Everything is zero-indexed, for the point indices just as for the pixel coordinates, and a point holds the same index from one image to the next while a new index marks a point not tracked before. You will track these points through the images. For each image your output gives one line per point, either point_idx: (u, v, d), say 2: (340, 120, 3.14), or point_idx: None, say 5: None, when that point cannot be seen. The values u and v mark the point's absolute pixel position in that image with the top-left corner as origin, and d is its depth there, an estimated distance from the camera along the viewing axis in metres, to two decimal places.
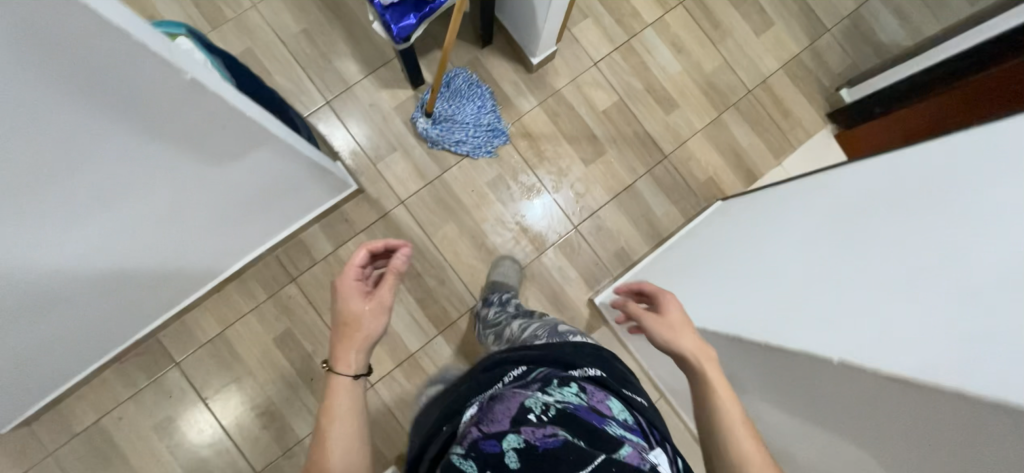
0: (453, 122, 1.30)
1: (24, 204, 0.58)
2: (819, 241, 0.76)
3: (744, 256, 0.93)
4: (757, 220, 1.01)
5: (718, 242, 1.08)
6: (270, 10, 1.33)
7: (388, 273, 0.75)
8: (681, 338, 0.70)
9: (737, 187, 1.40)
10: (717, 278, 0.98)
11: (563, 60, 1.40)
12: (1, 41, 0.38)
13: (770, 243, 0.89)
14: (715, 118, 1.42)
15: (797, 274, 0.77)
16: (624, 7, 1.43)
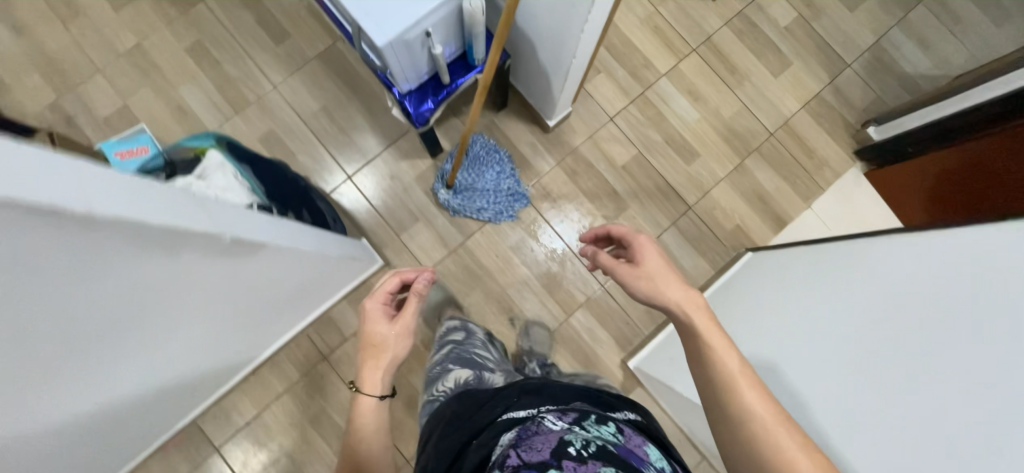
0: (474, 191, 1.31)
1: (91, 373, 0.61)
2: (848, 318, 0.75)
3: (776, 324, 0.92)
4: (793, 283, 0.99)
5: (755, 305, 1.06)
6: (290, 90, 1.37)
7: (413, 298, 0.80)
8: (663, 289, 0.67)
9: (766, 234, 1.36)
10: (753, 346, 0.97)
11: (579, 117, 1.39)
12: (73, 281, 0.42)
13: (803, 311, 0.87)
14: (738, 165, 1.39)
15: (823, 350, 0.76)
16: (637, 58, 1.42)
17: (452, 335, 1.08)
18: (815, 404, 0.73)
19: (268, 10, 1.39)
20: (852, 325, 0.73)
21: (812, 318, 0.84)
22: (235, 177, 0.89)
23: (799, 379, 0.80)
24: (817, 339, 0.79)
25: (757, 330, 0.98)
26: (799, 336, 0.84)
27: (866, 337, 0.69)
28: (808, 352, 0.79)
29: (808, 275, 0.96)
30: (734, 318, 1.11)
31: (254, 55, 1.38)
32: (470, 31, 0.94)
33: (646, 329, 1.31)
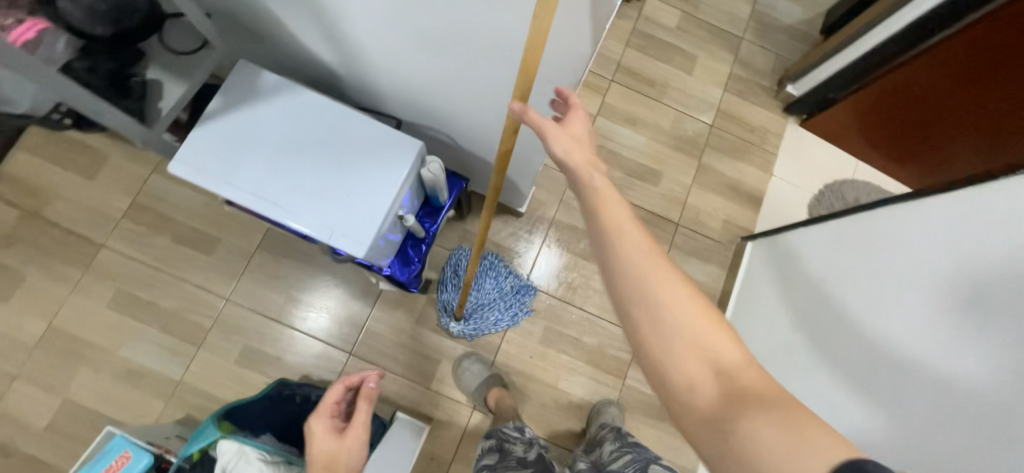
0: (482, 307, 1.26)
1: None
2: (867, 307, 0.88)
3: (829, 298, 0.98)
4: (810, 267, 1.08)
5: (781, 295, 1.15)
6: (245, 295, 1.24)
7: (363, 407, 0.75)
8: (573, 156, 0.54)
9: (752, 215, 1.42)
10: (784, 343, 1.08)
11: (542, 187, 1.38)
12: None
13: (827, 306, 0.98)
14: (698, 166, 1.44)
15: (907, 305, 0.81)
16: None
17: (486, 456, 0.96)
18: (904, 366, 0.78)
19: (183, 225, 1.25)
20: (895, 298, 0.84)
21: (876, 277, 0.89)
22: (268, 461, 0.76)
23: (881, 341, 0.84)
24: (851, 337, 0.90)
25: (788, 326, 1.08)
26: (869, 294, 0.89)
27: (903, 338, 0.80)
28: (844, 350, 0.91)
29: (837, 242, 1.03)
30: (775, 308, 1.15)
31: (189, 276, 1.23)
32: (433, 187, 0.89)
33: None
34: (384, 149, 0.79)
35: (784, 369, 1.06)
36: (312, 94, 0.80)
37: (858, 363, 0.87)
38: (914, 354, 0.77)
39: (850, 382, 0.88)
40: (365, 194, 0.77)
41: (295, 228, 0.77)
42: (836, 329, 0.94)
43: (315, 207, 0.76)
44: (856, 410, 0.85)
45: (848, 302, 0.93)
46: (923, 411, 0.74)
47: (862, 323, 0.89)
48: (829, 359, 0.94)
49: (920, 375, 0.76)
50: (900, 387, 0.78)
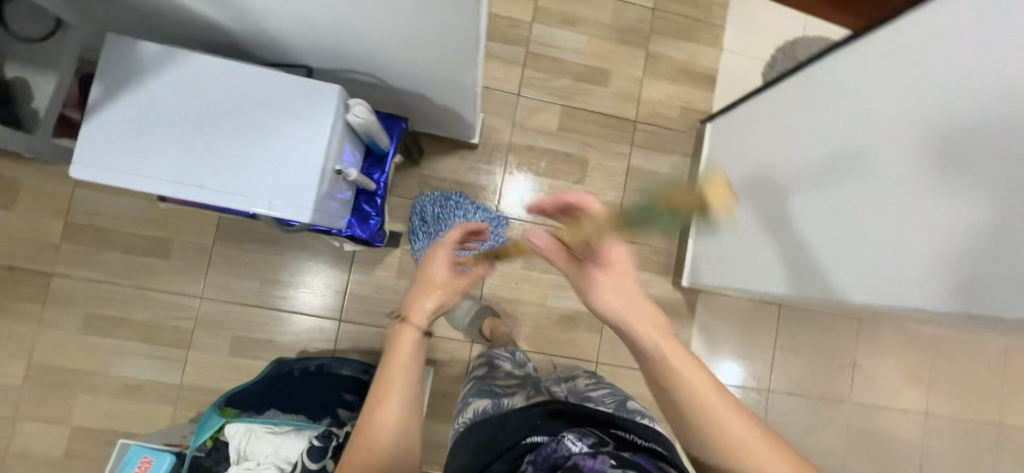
0: None
1: None
2: (796, 175, 0.96)
3: (765, 173, 1.06)
4: (757, 147, 1.10)
5: (739, 171, 1.16)
6: (219, 289, 1.21)
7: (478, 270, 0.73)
8: (613, 305, 0.60)
9: (708, 97, 1.39)
10: (744, 215, 1.12)
11: (492, 114, 1.31)
12: None
13: (781, 174, 1.01)
14: (647, 55, 1.37)
15: (827, 165, 0.89)
16: (499, 23, 1.33)
17: (477, 369, 1.04)
18: (830, 220, 0.88)
19: (128, 234, 1.19)
20: (815, 161, 0.91)
21: (799, 145, 0.96)
22: (275, 433, 0.80)
23: (808, 202, 0.93)
24: (806, 201, 0.93)
25: (745, 199, 1.12)
26: (795, 162, 0.97)
27: (855, 190, 0.83)
28: (800, 213, 0.95)
29: (768, 117, 1.08)
30: (728, 185, 1.20)
31: (154, 284, 1.19)
32: (367, 133, 0.83)
33: (674, 244, 1.35)
34: (302, 102, 0.73)
35: (744, 239, 1.12)
36: (207, 57, 0.71)
37: (813, 224, 0.92)
38: (864, 204, 0.81)
39: (807, 243, 0.93)
40: (296, 156, 0.72)
41: (233, 207, 0.73)
42: (791, 195, 0.97)
43: (246, 181, 0.72)
44: (815, 267, 0.91)
45: (801, 167, 0.95)
46: (872, 255, 0.79)
47: (814, 185, 0.92)
48: (784, 224, 0.99)
49: (867, 224, 0.80)
50: (850, 237, 0.84)
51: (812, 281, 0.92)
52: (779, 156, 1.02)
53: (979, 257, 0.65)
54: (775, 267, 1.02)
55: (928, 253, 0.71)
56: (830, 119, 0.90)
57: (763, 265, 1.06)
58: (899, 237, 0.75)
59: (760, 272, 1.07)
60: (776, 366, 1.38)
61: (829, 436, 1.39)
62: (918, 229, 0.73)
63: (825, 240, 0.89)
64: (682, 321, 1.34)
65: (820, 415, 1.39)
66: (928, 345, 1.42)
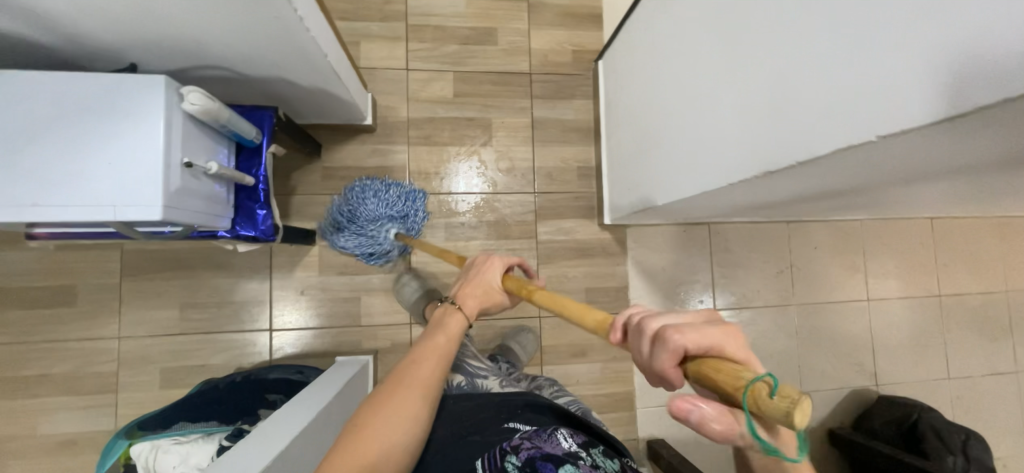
0: (379, 233, 1.08)
1: None
2: (695, 69, 0.82)
3: (669, 77, 0.92)
4: (658, 51, 0.97)
5: (667, 55, 0.93)
6: (137, 324, 1.17)
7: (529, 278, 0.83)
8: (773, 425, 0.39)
9: (597, 36, 1.39)
10: (681, 100, 0.88)
11: (383, 93, 1.29)
12: None
13: (706, 37, 0.77)
14: (529, 7, 1.37)
15: (715, 49, 0.74)
16: (373, 2, 1.31)
17: None
18: (722, 111, 0.74)
19: (28, 288, 1.14)
20: (707, 47, 0.77)
21: (693, 35, 0.81)
22: (183, 442, 0.79)
23: (705, 97, 0.79)
24: (739, 49, 0.67)
25: (680, 83, 0.87)
26: (691, 55, 0.82)
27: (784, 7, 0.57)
28: (736, 69, 0.69)
29: (655, 21, 0.97)
30: (626, 115, 1.18)
31: (66, 333, 1.14)
32: (220, 123, 0.81)
33: (592, 187, 1.36)
34: (128, 99, 0.70)
35: (687, 131, 0.86)
36: (7, 73, 0.68)
37: (749, 76, 0.66)
38: (797, 21, 0.55)
39: (746, 103, 0.67)
40: (132, 155, 0.70)
41: (83, 220, 0.69)
42: (725, 50, 0.71)
43: (84, 188, 0.68)
44: (756, 136, 0.65)
45: (728, 10, 0.70)
46: (815, 89, 0.53)
47: (745, 22, 0.66)
48: (721, 91, 0.73)
49: (775, 76, 0.60)
50: (788, 74, 0.57)
51: (753, 156, 0.66)
52: (678, 55, 0.88)
53: (936, 39, 0.39)
54: (716, 152, 0.76)
55: (875, 62, 0.45)
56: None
57: (704, 153, 0.80)
58: (831, 56, 0.50)
59: (702, 165, 0.81)
60: (717, 284, 1.40)
61: (782, 340, 1.41)
62: (848, 39, 0.48)
63: (718, 135, 0.75)
64: (616, 259, 1.35)
65: (770, 323, 1.41)
66: (858, 234, 1.46)
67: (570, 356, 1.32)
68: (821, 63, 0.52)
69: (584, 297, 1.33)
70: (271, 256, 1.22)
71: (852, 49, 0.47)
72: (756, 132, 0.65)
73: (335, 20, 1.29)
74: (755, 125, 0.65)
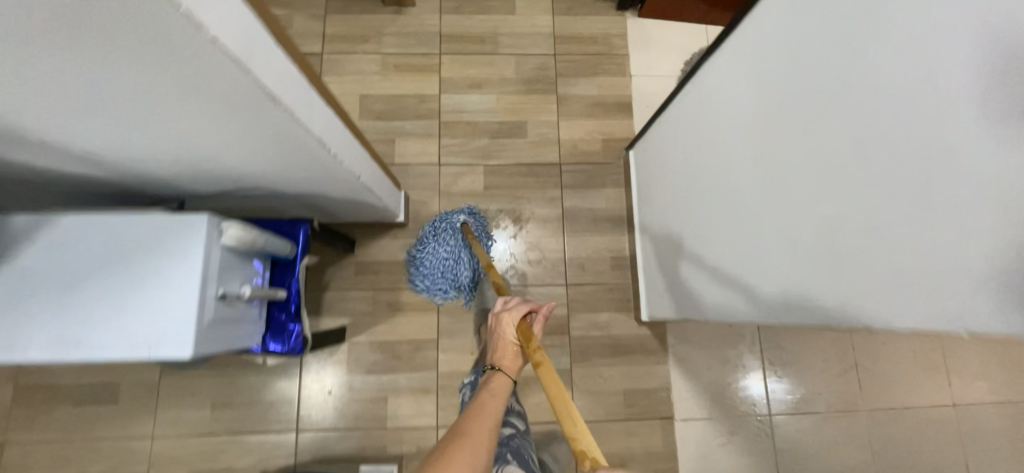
0: (456, 265, 1.12)
1: None
2: (721, 199, 0.80)
3: (696, 197, 0.91)
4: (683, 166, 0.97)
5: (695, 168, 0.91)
6: (171, 423, 1.18)
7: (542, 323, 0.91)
8: None
9: (627, 124, 1.39)
10: (715, 217, 0.83)
11: (416, 188, 1.32)
12: None
13: (728, 173, 0.77)
14: (559, 99, 1.39)
15: (739, 187, 0.73)
16: (409, 102, 1.37)
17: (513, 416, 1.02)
18: (755, 250, 0.70)
19: (76, 385, 1.18)
20: (731, 181, 0.76)
21: (714, 165, 0.81)
22: None
23: (736, 230, 0.76)
24: (768, 189, 0.65)
25: (711, 200, 0.84)
26: (716, 185, 0.82)
27: (817, 152, 0.54)
28: (769, 200, 0.65)
29: (682, 136, 0.97)
30: (659, 212, 1.14)
31: (105, 432, 1.16)
32: (255, 248, 0.82)
33: (627, 278, 1.30)
34: (171, 238, 0.72)
35: (725, 253, 0.80)
36: (72, 217, 0.72)
37: (782, 221, 0.62)
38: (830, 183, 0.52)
39: (788, 241, 0.61)
40: (170, 293, 0.71)
41: (123, 359, 0.70)
42: (755, 180, 0.68)
43: (116, 327, 0.69)
44: (807, 281, 0.58)
45: (750, 145, 0.68)
46: (875, 247, 0.47)
47: (767, 171, 0.65)
48: (752, 226, 0.70)
49: (810, 231, 0.57)
50: (833, 223, 0.52)
51: (799, 305, 0.61)
52: (703, 179, 0.87)
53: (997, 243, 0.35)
54: (762, 284, 0.69)
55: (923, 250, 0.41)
56: (728, 133, 0.75)
57: (748, 282, 0.73)
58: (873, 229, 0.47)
59: (749, 296, 0.74)
60: (770, 384, 1.27)
61: (852, 452, 1.24)
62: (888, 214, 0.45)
63: (757, 274, 0.71)
64: (655, 357, 1.26)
65: (835, 431, 1.25)
66: None
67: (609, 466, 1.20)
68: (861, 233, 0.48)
69: (622, 398, 1.24)
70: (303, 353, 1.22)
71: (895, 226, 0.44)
72: (797, 281, 0.61)
73: (372, 120, 1.35)
74: (795, 274, 0.61)
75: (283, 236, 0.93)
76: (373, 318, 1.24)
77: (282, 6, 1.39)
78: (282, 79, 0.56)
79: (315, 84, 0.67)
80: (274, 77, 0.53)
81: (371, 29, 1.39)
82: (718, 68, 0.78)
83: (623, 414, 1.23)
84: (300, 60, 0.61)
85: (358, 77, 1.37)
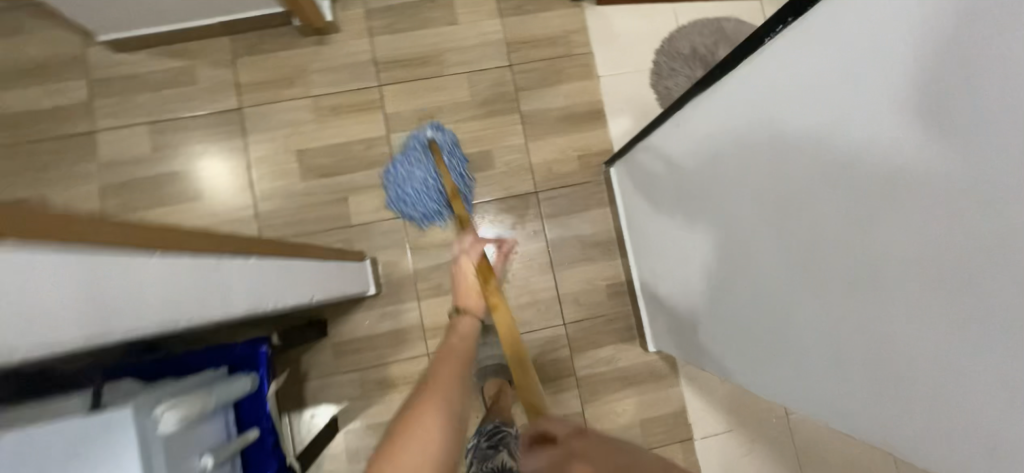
0: (426, 182, 1.13)
1: None
2: (717, 262, 0.78)
3: (688, 249, 0.88)
4: (669, 211, 0.93)
5: (698, 207, 0.81)
6: None
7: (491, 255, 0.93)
8: None
9: (602, 134, 1.25)
10: (732, 268, 0.74)
11: (382, 247, 1.18)
12: None
13: (726, 241, 0.74)
14: (523, 117, 1.23)
15: (740, 260, 0.71)
16: (354, 148, 1.19)
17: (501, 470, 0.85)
18: (764, 329, 0.69)
19: None
20: (730, 250, 0.73)
21: (708, 226, 0.79)
22: None
23: (737, 300, 0.75)
24: (780, 277, 0.62)
25: (724, 247, 0.75)
26: (711, 246, 0.79)
27: (847, 264, 0.51)
28: (814, 269, 0.56)
29: (666, 178, 0.93)
30: (645, 246, 1.10)
31: None
32: (209, 408, 0.70)
33: (626, 305, 1.22)
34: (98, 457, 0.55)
35: (751, 312, 0.72)
36: None
37: (797, 312, 0.61)
38: (858, 300, 0.51)
39: (843, 322, 0.53)
40: None
41: None
42: (789, 241, 0.59)
43: None
44: (879, 376, 0.50)
45: (756, 225, 0.65)
46: (988, 364, 0.39)
47: (776, 260, 0.63)
48: (759, 303, 0.69)
49: (832, 335, 0.55)
50: (913, 318, 0.44)
51: (822, 400, 0.61)
52: (695, 234, 0.84)
53: None
54: (811, 364, 0.61)
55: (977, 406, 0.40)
56: (726, 202, 0.72)
57: (790, 353, 0.65)
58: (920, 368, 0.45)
59: (793, 372, 0.65)
60: None
61: None
62: (935, 357, 0.43)
63: (767, 351, 0.70)
64: (667, 382, 1.21)
65: None
66: None
67: None
68: (905, 366, 0.47)
69: (639, 430, 1.19)
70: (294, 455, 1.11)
71: (948, 373, 0.42)
72: (815, 375, 0.60)
73: (316, 178, 1.18)
74: (813, 366, 0.60)
75: (233, 374, 0.81)
76: (364, 400, 1.14)
77: (181, 58, 1.17)
78: (166, 281, 0.43)
79: (225, 244, 0.52)
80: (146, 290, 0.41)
81: (292, 68, 1.19)
82: (719, 102, 0.69)
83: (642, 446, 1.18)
84: (194, 235, 0.47)
85: (290, 130, 1.18)
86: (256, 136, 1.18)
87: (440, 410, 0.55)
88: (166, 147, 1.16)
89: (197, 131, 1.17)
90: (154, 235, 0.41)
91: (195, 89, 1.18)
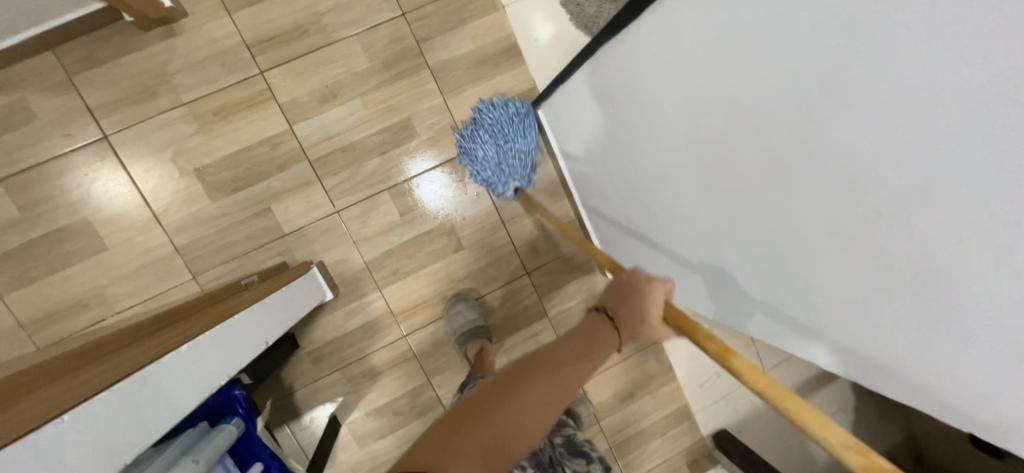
0: (495, 161, 1.11)
1: None
2: (684, 200, 0.75)
3: (649, 193, 0.85)
4: (619, 158, 0.91)
5: (641, 144, 0.81)
6: None
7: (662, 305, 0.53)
8: None
9: (521, 72, 1.16)
10: (693, 201, 0.73)
11: (326, 249, 1.12)
12: None
13: (684, 176, 0.72)
14: (434, 72, 1.12)
15: (702, 190, 0.69)
16: (258, 150, 1.07)
17: None
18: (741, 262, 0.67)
19: None
20: (691, 184, 0.71)
21: (663, 165, 0.77)
22: None
23: (710, 235, 0.72)
24: (738, 195, 0.61)
25: (681, 184, 0.74)
26: (672, 191, 0.78)
27: (793, 158, 0.50)
28: (768, 171, 0.54)
29: (604, 121, 0.91)
30: (605, 194, 1.06)
31: None
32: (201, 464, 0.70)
33: (581, 239, 1.26)
34: None
35: (720, 250, 0.71)
36: None
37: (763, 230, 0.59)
38: (815, 198, 0.49)
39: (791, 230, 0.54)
40: None
41: None
42: (719, 180, 0.64)
43: None
44: (841, 283, 0.51)
45: (703, 145, 0.64)
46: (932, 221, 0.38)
47: (734, 178, 0.61)
48: (728, 234, 0.67)
49: (796, 249, 0.55)
50: (848, 207, 0.46)
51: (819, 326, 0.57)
52: (653, 177, 0.82)
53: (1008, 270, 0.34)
54: (746, 293, 0.69)
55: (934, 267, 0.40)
56: (671, 134, 0.71)
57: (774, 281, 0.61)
58: (879, 253, 0.45)
59: (769, 303, 0.65)
60: None
61: None
62: (894, 238, 0.42)
63: (752, 288, 0.67)
64: None
65: None
66: None
67: (622, 401, 1.33)
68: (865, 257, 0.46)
69: None
70: (304, 458, 1.16)
71: (902, 245, 0.42)
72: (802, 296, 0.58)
73: (228, 194, 1.07)
74: (796, 287, 0.58)
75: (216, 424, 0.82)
76: (356, 394, 1.17)
77: (5, 91, 0.97)
78: (91, 433, 0.39)
79: (135, 358, 0.49)
80: (73, 459, 0.37)
81: (149, 75, 1.01)
82: (638, 40, 0.71)
83: (619, 356, 1.31)
84: (83, 383, 0.42)
85: (175, 148, 1.04)
86: (139, 165, 1.03)
87: (560, 386, 0.45)
88: (35, 203, 1.00)
89: (65, 176, 1.00)
90: (35, 409, 0.36)
91: (37, 125, 0.98)
